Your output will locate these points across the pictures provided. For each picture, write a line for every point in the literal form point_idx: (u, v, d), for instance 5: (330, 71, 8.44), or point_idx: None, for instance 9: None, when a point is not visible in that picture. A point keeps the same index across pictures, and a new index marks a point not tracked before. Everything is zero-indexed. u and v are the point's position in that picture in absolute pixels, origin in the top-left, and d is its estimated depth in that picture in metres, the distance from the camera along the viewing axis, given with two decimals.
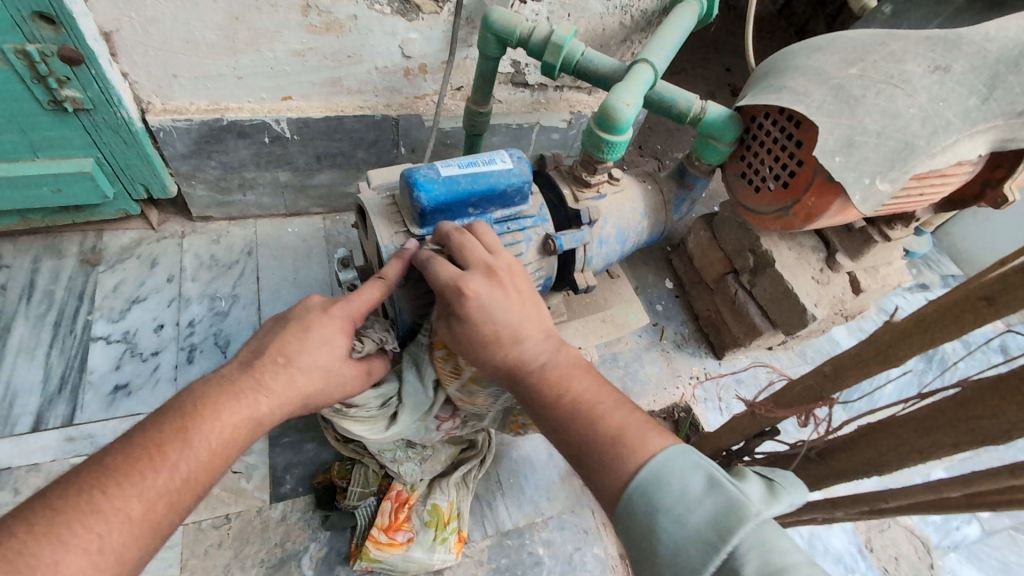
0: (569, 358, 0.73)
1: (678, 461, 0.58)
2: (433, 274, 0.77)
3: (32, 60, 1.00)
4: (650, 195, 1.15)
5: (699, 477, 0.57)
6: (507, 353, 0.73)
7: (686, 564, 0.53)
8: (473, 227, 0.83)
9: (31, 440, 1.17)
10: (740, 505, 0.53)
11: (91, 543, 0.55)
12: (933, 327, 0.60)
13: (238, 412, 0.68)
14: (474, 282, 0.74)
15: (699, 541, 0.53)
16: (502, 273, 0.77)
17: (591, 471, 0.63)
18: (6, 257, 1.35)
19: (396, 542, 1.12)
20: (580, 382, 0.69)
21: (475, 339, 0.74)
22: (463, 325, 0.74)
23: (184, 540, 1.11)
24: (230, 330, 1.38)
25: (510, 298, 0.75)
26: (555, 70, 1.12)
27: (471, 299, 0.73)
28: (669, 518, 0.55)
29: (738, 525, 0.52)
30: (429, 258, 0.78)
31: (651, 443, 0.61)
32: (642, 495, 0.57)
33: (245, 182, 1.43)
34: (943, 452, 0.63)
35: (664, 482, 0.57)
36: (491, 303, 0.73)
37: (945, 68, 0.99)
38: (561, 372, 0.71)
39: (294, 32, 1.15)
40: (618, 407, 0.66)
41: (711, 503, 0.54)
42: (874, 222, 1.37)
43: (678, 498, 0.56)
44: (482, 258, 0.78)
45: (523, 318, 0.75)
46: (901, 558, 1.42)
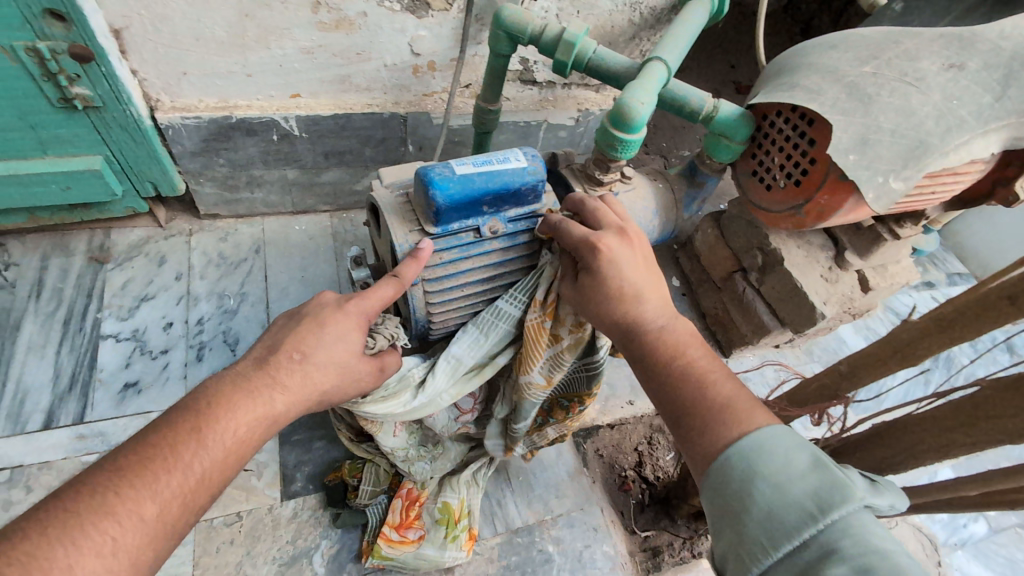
0: (686, 329, 0.72)
1: (786, 440, 0.57)
2: (564, 232, 0.81)
3: (42, 58, 1.00)
4: (661, 193, 1.15)
5: (805, 456, 0.55)
6: (626, 309, 0.74)
7: (778, 529, 0.52)
8: (607, 199, 0.87)
9: (42, 437, 1.17)
10: (846, 485, 0.52)
11: (105, 545, 0.55)
12: (955, 325, 0.60)
13: (253, 410, 0.68)
14: (607, 238, 0.77)
15: (798, 509, 0.52)
16: (632, 235, 0.79)
17: (691, 431, 0.63)
18: (15, 255, 1.35)
19: (408, 540, 1.13)
20: (695, 350, 0.69)
21: (595, 293, 0.76)
22: (589, 280, 0.77)
23: (196, 538, 1.11)
24: (239, 328, 1.38)
25: (638, 259, 0.77)
26: (567, 68, 1.12)
27: (605, 251, 0.75)
28: (769, 484, 0.54)
29: (842, 501, 0.51)
30: (562, 220, 0.83)
31: (756, 418, 0.60)
32: (744, 458, 0.57)
33: (253, 179, 1.43)
34: (961, 451, 0.63)
35: (768, 451, 0.56)
36: (622, 260, 0.76)
37: (959, 66, 0.99)
38: (681, 340, 0.71)
39: (304, 30, 1.14)
40: (729, 381, 0.65)
41: (815, 477, 0.53)
42: (884, 219, 1.37)
43: (782, 468, 0.55)
44: (614, 221, 0.81)
45: (646, 281, 0.76)
46: (908, 555, 1.42)
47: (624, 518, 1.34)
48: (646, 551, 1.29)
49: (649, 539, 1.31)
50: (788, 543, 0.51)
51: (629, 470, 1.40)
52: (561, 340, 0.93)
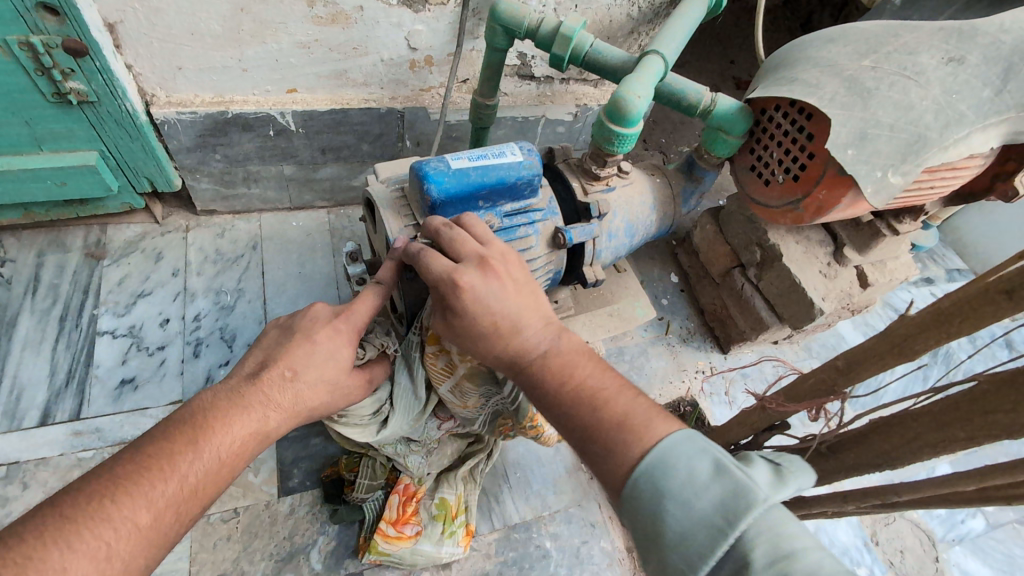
0: (572, 345, 0.68)
1: (683, 448, 0.54)
2: (425, 266, 0.72)
3: (36, 52, 0.99)
4: (659, 187, 1.15)
5: (705, 463, 0.53)
6: (508, 344, 0.70)
7: (692, 552, 0.50)
8: (461, 220, 0.78)
9: (38, 434, 1.17)
10: (748, 490, 0.50)
11: (100, 551, 0.54)
12: (952, 320, 0.60)
13: (248, 425, 0.68)
14: (466, 273, 0.69)
15: (707, 526, 0.50)
16: (495, 263, 0.71)
17: (597, 457, 0.59)
18: (11, 250, 1.35)
19: (404, 536, 1.12)
20: (582, 369, 0.65)
21: (472, 331, 0.71)
22: (460, 318, 0.70)
23: (192, 534, 1.11)
24: (236, 324, 1.38)
25: (504, 286, 0.70)
26: (563, 62, 1.11)
27: (467, 291, 0.68)
28: (675, 504, 0.52)
29: (748, 508, 0.49)
30: (422, 249, 0.73)
31: (654, 428, 0.58)
32: (649, 482, 0.54)
33: (250, 175, 1.42)
34: (958, 446, 0.62)
35: (670, 468, 0.53)
36: (490, 293, 0.69)
37: (959, 59, 0.98)
38: (566, 358, 0.67)
39: (299, 24, 1.14)
40: (623, 392, 0.62)
41: (718, 488, 0.51)
42: (882, 214, 1.34)
43: (684, 484, 0.52)
44: (474, 249, 0.73)
45: (521, 306, 0.70)
46: (907, 551, 1.43)
47: (621, 513, 1.34)
48: None
49: None
50: (704, 564, 0.49)
51: None
52: (455, 369, 0.89)
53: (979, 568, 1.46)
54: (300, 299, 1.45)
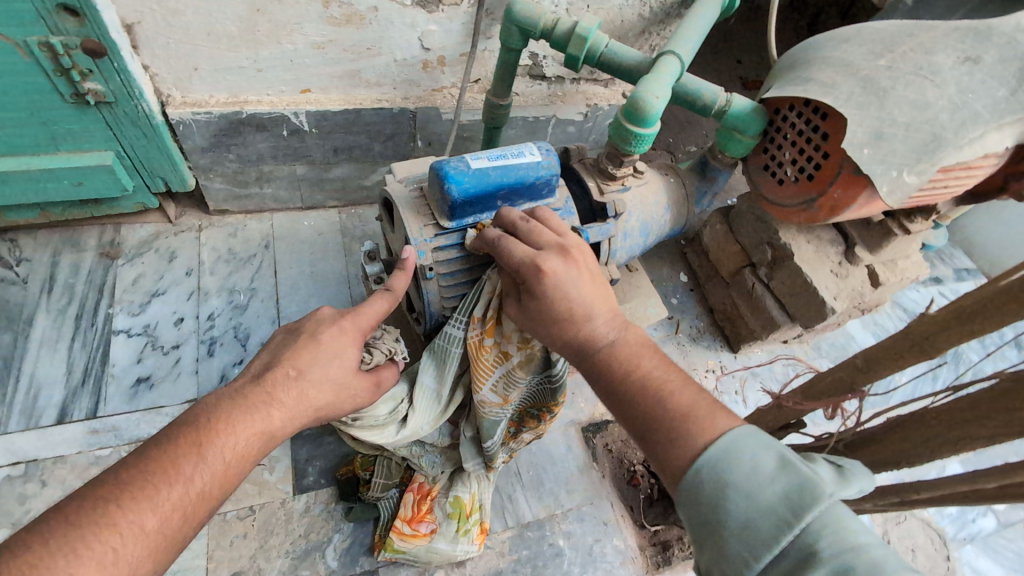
0: (637, 336, 0.70)
1: (746, 442, 0.55)
2: (504, 252, 0.78)
3: (55, 53, 1.00)
4: (673, 188, 1.15)
5: (772, 456, 0.54)
6: (578, 329, 0.72)
7: (756, 539, 0.50)
8: (537, 212, 0.84)
9: (56, 432, 1.17)
10: (812, 482, 0.51)
11: (106, 556, 0.52)
12: (975, 317, 0.60)
13: (252, 426, 0.66)
14: (549, 260, 0.74)
15: (771, 515, 0.51)
16: (575, 254, 0.76)
17: (657, 446, 0.60)
18: (26, 250, 1.36)
19: (419, 533, 1.13)
20: (647, 359, 0.67)
21: (546, 315, 0.73)
22: (539, 302, 0.74)
23: (210, 531, 1.12)
24: (250, 324, 1.39)
25: (583, 279, 0.73)
26: (579, 62, 1.12)
27: (548, 276, 0.72)
28: (739, 494, 0.52)
29: (812, 501, 0.50)
30: (500, 237, 0.79)
31: (720, 423, 0.58)
32: (712, 472, 0.54)
33: (263, 174, 1.43)
34: (979, 444, 0.62)
35: (735, 459, 0.54)
36: (568, 281, 0.73)
37: (974, 59, 0.98)
38: (634, 352, 0.67)
39: (315, 25, 1.14)
40: (688, 387, 0.62)
41: (783, 480, 0.52)
42: (894, 214, 1.34)
43: (749, 475, 0.53)
44: (552, 240, 0.78)
45: (595, 297, 0.73)
46: (918, 550, 1.43)
47: (634, 512, 1.33)
48: (656, 545, 1.30)
49: (658, 533, 1.31)
50: (767, 551, 0.50)
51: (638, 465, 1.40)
52: (510, 356, 0.90)
53: (990, 567, 1.46)
54: (313, 298, 1.46)
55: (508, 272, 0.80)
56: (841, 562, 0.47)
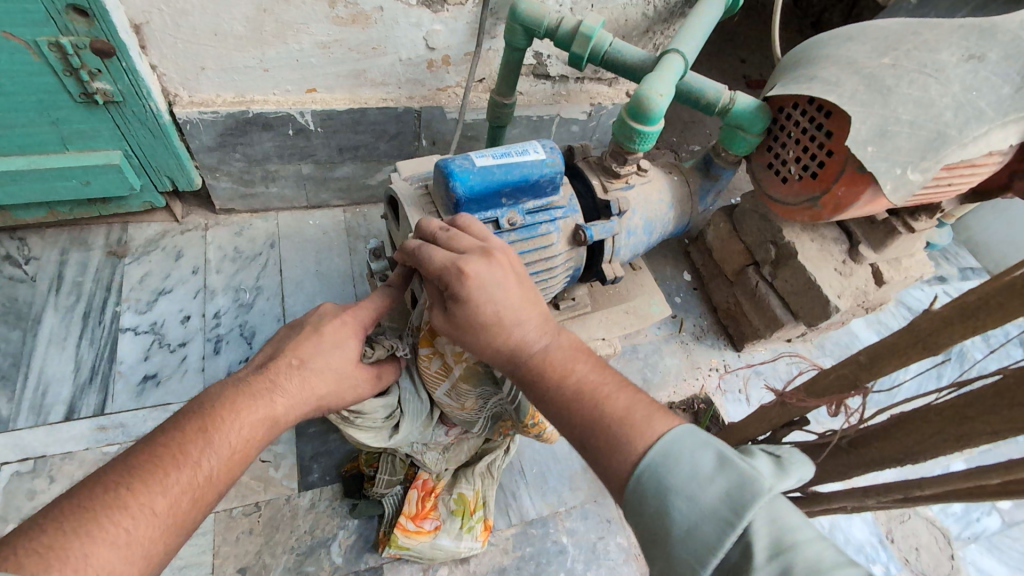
0: (569, 341, 0.69)
1: (684, 442, 0.54)
2: (425, 259, 0.70)
3: (65, 52, 1.01)
4: (676, 186, 1.16)
5: (709, 455, 0.53)
6: (506, 337, 0.68)
7: (701, 545, 0.49)
8: (457, 221, 0.77)
9: (64, 429, 1.18)
10: (752, 479, 0.50)
11: (119, 538, 0.52)
12: (978, 314, 0.60)
13: (256, 412, 0.67)
14: (473, 264, 0.67)
15: (714, 518, 0.50)
16: (498, 255, 0.70)
17: (598, 453, 0.58)
18: (34, 249, 1.37)
19: (423, 530, 1.13)
20: (582, 363, 0.66)
21: (470, 323, 0.68)
22: (461, 310, 0.68)
23: (216, 527, 1.13)
24: (255, 322, 1.40)
25: (509, 281, 0.69)
26: (582, 61, 1.12)
27: (470, 282, 0.66)
28: (681, 499, 0.51)
29: (753, 499, 0.49)
30: (421, 245, 0.71)
31: (656, 424, 0.57)
32: (653, 475, 0.53)
33: (268, 174, 1.44)
34: (982, 440, 0.62)
35: (672, 461, 0.53)
36: (492, 286, 0.67)
37: (979, 57, 0.98)
38: (563, 358, 0.67)
39: (321, 25, 1.15)
40: (622, 389, 0.62)
41: (722, 480, 0.51)
42: (898, 213, 1.34)
43: (689, 477, 0.52)
44: (473, 244, 0.72)
45: (521, 300, 0.69)
46: (922, 548, 1.43)
47: None
48: None
49: None
50: (712, 557, 0.49)
51: None
52: (450, 368, 0.92)
53: (995, 566, 1.46)
54: (318, 297, 1.46)
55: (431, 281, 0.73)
56: (781, 563, 0.46)
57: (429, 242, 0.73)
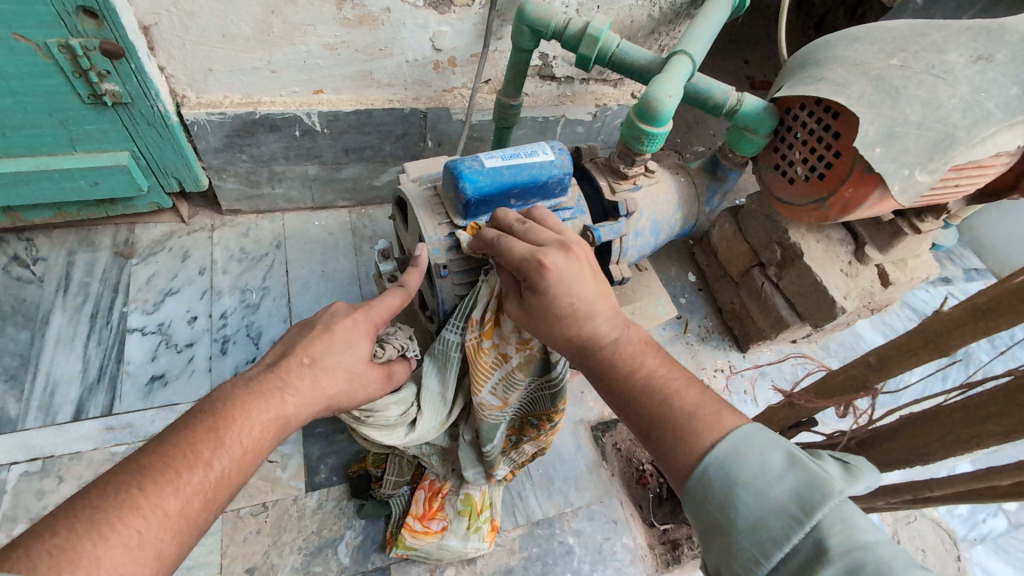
0: (639, 336, 0.69)
1: (755, 440, 0.54)
2: (505, 250, 0.74)
3: (75, 54, 1.02)
4: (683, 187, 1.16)
5: (780, 454, 0.53)
6: (579, 327, 0.69)
7: (768, 540, 0.49)
8: (534, 213, 0.81)
9: (72, 429, 1.19)
10: (821, 479, 0.49)
11: (131, 538, 0.52)
12: (989, 315, 0.60)
13: (267, 412, 0.67)
14: (552, 256, 0.71)
15: (781, 514, 0.49)
16: (577, 251, 0.73)
17: (664, 444, 0.59)
18: (42, 249, 1.37)
19: (431, 530, 1.13)
20: (650, 359, 0.66)
21: (546, 312, 0.71)
22: (539, 298, 0.71)
23: (224, 527, 1.13)
24: (262, 322, 1.40)
25: (585, 274, 0.71)
26: (590, 62, 1.12)
27: (551, 272, 0.69)
28: (750, 494, 0.51)
29: (826, 497, 0.48)
30: (499, 237, 0.76)
31: (725, 420, 0.58)
32: (721, 467, 0.53)
33: (275, 175, 1.44)
34: (995, 440, 0.61)
35: (742, 456, 0.53)
36: (570, 277, 0.70)
37: (987, 58, 0.99)
38: (635, 351, 0.67)
39: (328, 26, 1.16)
40: (691, 385, 0.62)
41: (793, 477, 0.51)
42: (904, 214, 1.34)
43: (758, 473, 0.52)
44: (554, 238, 0.75)
45: (596, 293, 0.71)
46: (928, 549, 1.43)
47: (643, 510, 1.34)
48: (666, 544, 1.30)
49: (668, 531, 1.31)
50: (778, 551, 0.48)
51: (647, 464, 1.40)
52: (509, 358, 0.90)
53: (1001, 567, 1.46)
54: (324, 297, 1.47)
55: (507, 270, 0.76)
56: (850, 560, 0.45)
57: (507, 233, 0.78)
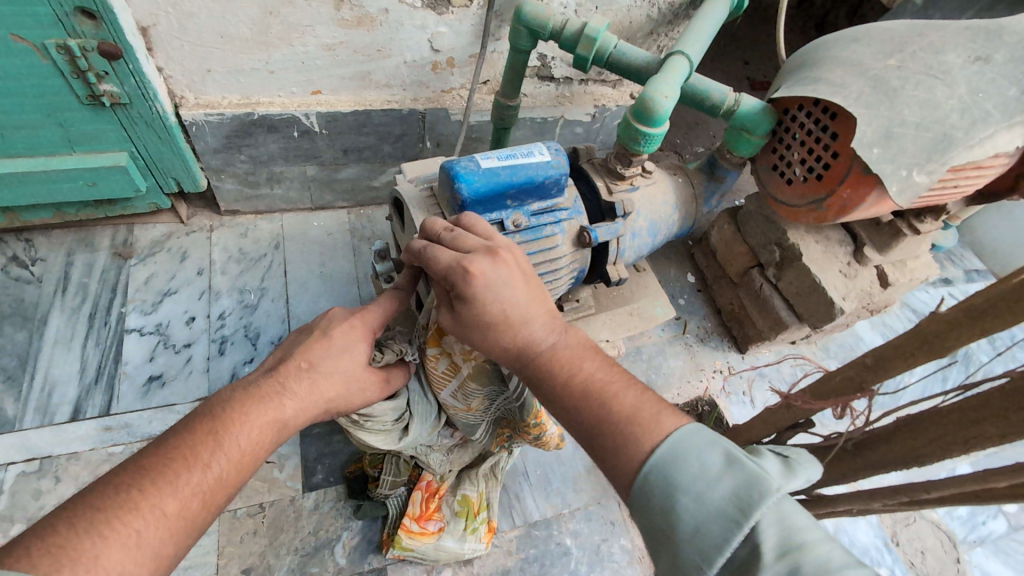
0: (579, 339, 0.67)
1: (692, 440, 0.53)
2: (432, 259, 0.71)
3: (73, 55, 1.02)
4: (681, 187, 1.16)
5: (717, 454, 0.52)
6: (514, 335, 0.68)
7: (710, 544, 0.48)
8: (462, 220, 0.77)
9: (70, 429, 1.19)
10: (759, 478, 0.49)
11: (130, 539, 0.52)
12: (986, 316, 0.59)
13: (264, 415, 0.67)
14: (478, 262, 0.68)
15: (722, 517, 0.49)
16: (504, 254, 0.70)
17: (605, 452, 0.57)
18: (41, 249, 1.38)
19: (427, 531, 1.13)
20: (590, 362, 0.64)
21: (479, 322, 0.68)
22: (470, 309, 0.68)
23: (221, 528, 1.13)
24: (260, 323, 1.40)
25: (517, 278, 0.69)
26: (588, 63, 1.12)
27: (478, 280, 0.66)
28: (689, 497, 0.50)
29: (762, 499, 0.48)
30: (426, 246, 0.72)
31: (664, 421, 0.56)
32: (661, 473, 0.52)
33: (273, 175, 1.44)
34: (990, 443, 0.61)
35: (680, 459, 0.52)
36: (500, 283, 0.67)
37: (985, 59, 0.98)
38: (571, 355, 0.65)
39: (326, 27, 1.16)
40: (630, 387, 0.60)
41: (729, 478, 0.50)
42: (903, 214, 1.34)
43: (697, 476, 0.51)
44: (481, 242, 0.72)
45: (530, 298, 0.69)
46: (928, 552, 1.42)
47: (641, 511, 1.33)
48: None
49: None
50: (721, 555, 0.48)
51: None
52: (459, 368, 0.91)
53: (1000, 569, 1.45)
54: (322, 298, 1.47)
55: (436, 280, 0.72)
56: (787, 563, 0.45)
57: (436, 242, 0.74)
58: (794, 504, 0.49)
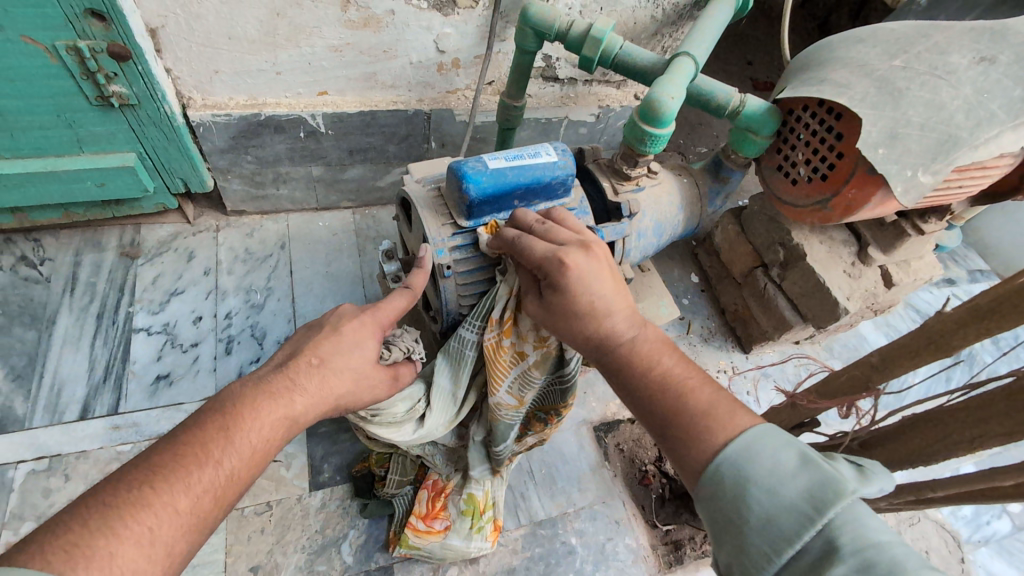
0: (655, 335, 0.69)
1: (770, 439, 0.54)
2: (525, 248, 0.76)
3: (83, 56, 1.03)
4: (686, 188, 1.16)
5: (793, 454, 0.52)
6: (597, 325, 0.70)
7: (780, 536, 0.48)
8: (553, 214, 0.82)
9: (79, 428, 1.20)
10: (836, 480, 0.49)
11: (143, 535, 0.53)
12: (992, 315, 0.60)
13: (275, 412, 0.68)
14: (571, 254, 0.72)
15: (795, 513, 0.49)
16: (596, 249, 0.74)
17: (678, 441, 0.59)
18: (49, 249, 1.39)
19: (434, 530, 1.13)
20: (668, 357, 0.66)
21: (564, 310, 0.72)
22: (560, 297, 0.72)
23: (228, 526, 1.14)
24: (266, 322, 1.41)
25: (606, 273, 0.71)
26: (593, 63, 1.13)
27: (571, 269, 0.70)
28: (762, 491, 0.51)
29: (836, 497, 0.48)
30: (518, 236, 0.78)
31: (740, 419, 0.57)
32: (734, 467, 0.53)
33: (279, 176, 1.45)
34: (996, 441, 0.61)
35: (755, 455, 0.53)
36: (590, 275, 0.70)
37: (990, 59, 0.99)
38: (651, 349, 0.67)
39: (333, 28, 1.16)
40: (705, 385, 0.62)
41: (806, 477, 0.50)
42: (907, 214, 1.34)
43: (772, 471, 0.51)
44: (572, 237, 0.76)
45: (614, 292, 0.71)
46: (932, 551, 1.43)
47: (645, 511, 1.34)
48: (668, 544, 1.30)
49: (671, 532, 1.31)
50: (789, 547, 0.48)
51: (649, 464, 1.40)
52: (525, 356, 0.90)
53: (1005, 569, 1.45)
54: (328, 298, 1.48)
55: (526, 269, 0.78)
56: (859, 559, 0.44)
57: (525, 233, 0.79)
58: (866, 506, 0.48)
